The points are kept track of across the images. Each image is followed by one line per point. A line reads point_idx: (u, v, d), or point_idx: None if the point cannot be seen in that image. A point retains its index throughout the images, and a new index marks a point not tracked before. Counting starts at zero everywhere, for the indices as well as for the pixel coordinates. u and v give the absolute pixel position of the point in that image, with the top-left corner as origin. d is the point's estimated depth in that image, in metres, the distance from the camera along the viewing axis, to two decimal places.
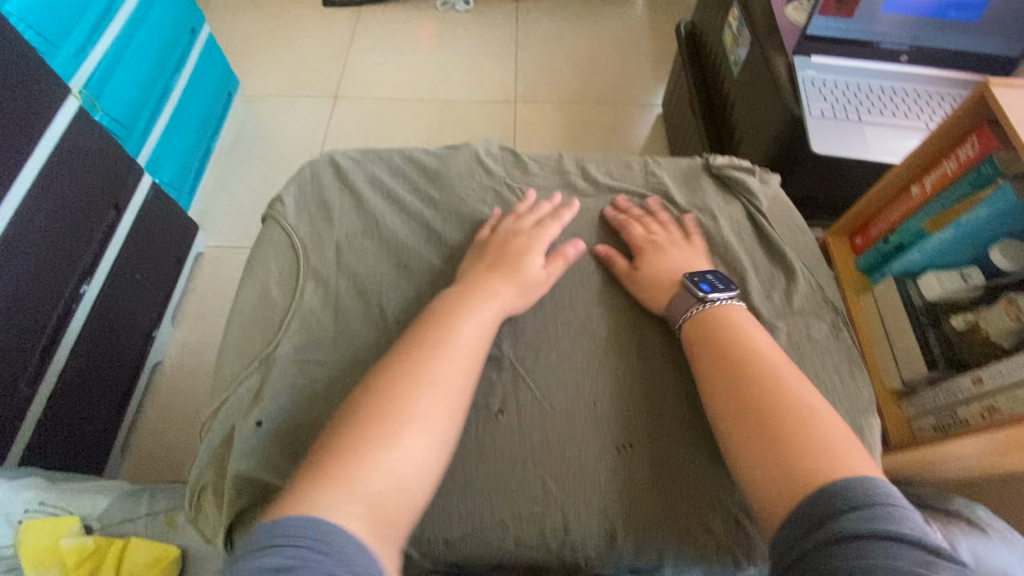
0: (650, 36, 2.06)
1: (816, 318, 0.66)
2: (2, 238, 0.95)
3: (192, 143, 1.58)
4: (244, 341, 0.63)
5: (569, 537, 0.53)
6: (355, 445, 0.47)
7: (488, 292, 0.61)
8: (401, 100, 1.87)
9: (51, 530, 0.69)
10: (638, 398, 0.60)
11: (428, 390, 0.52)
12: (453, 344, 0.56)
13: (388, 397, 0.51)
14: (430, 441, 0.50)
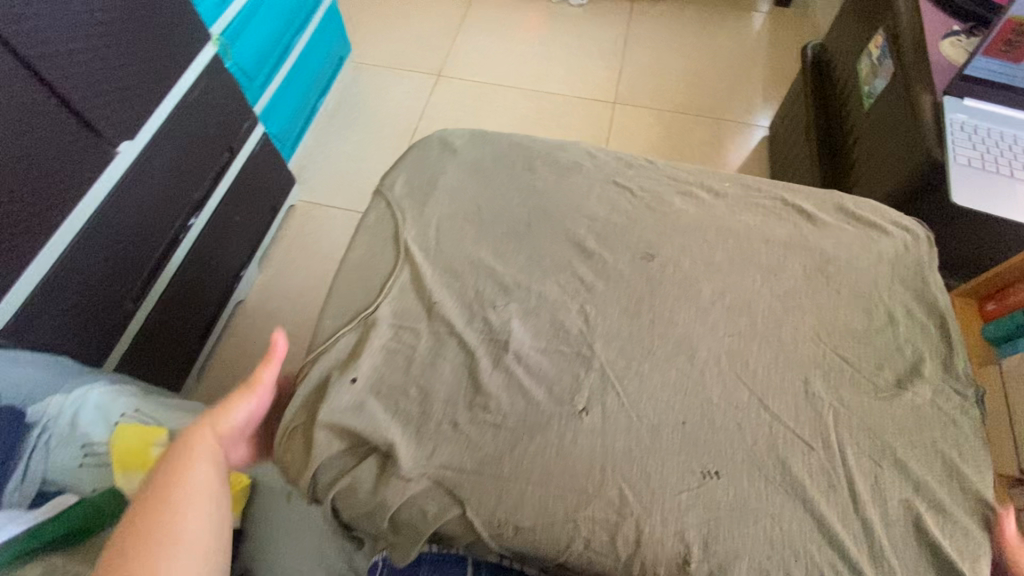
0: (767, 55, 1.96)
1: (948, 383, 0.59)
2: (133, 164, 1.04)
3: (302, 100, 1.65)
4: (346, 296, 0.65)
5: (641, 551, 0.50)
6: None
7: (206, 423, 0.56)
8: (501, 86, 1.88)
9: (142, 437, 0.75)
10: (734, 429, 0.56)
11: (169, 544, 0.46)
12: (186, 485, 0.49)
13: (121, 558, 0.44)
14: None
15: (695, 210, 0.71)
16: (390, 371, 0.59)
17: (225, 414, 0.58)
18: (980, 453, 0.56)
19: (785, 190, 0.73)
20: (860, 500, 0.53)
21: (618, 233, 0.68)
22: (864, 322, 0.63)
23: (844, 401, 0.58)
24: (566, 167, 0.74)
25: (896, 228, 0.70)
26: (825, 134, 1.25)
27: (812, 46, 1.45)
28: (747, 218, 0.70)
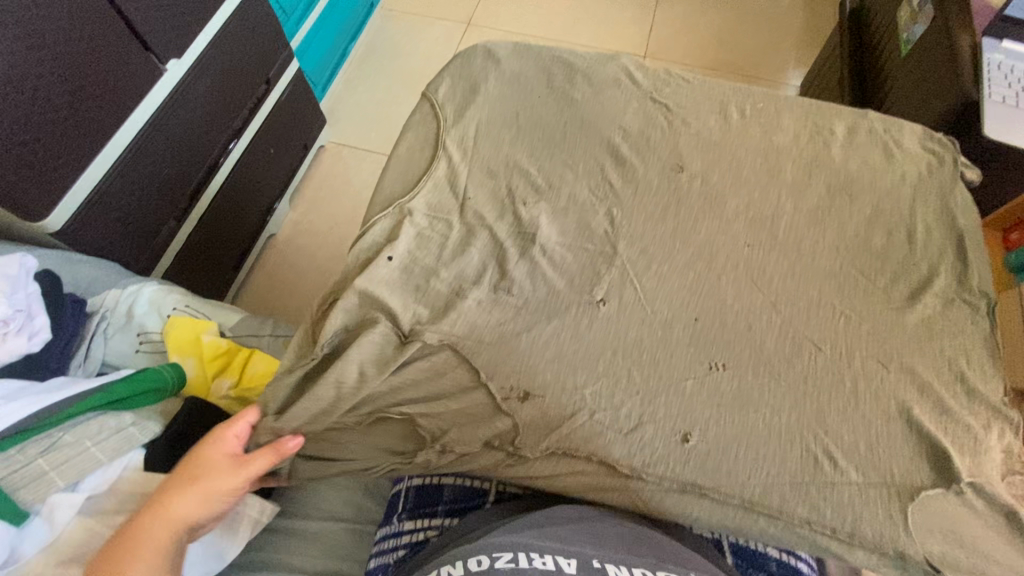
0: (801, 13, 1.93)
1: (954, 298, 0.63)
2: (179, 84, 1.08)
3: (335, 40, 1.67)
4: (387, 193, 0.70)
5: (643, 427, 0.56)
6: None
7: (192, 459, 0.56)
8: (532, 37, 1.88)
9: (194, 326, 0.80)
10: (742, 323, 0.61)
11: None
12: None
13: None
14: None
15: (726, 126, 0.73)
16: (422, 255, 0.66)
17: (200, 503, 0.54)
18: (978, 361, 0.60)
19: (818, 110, 0.75)
20: (856, 389, 0.58)
21: (649, 146, 0.72)
22: (879, 236, 0.66)
23: (849, 303, 0.62)
24: (601, 83, 0.77)
25: (925, 150, 0.71)
26: (858, 83, 1.24)
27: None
28: (780, 137, 0.72)
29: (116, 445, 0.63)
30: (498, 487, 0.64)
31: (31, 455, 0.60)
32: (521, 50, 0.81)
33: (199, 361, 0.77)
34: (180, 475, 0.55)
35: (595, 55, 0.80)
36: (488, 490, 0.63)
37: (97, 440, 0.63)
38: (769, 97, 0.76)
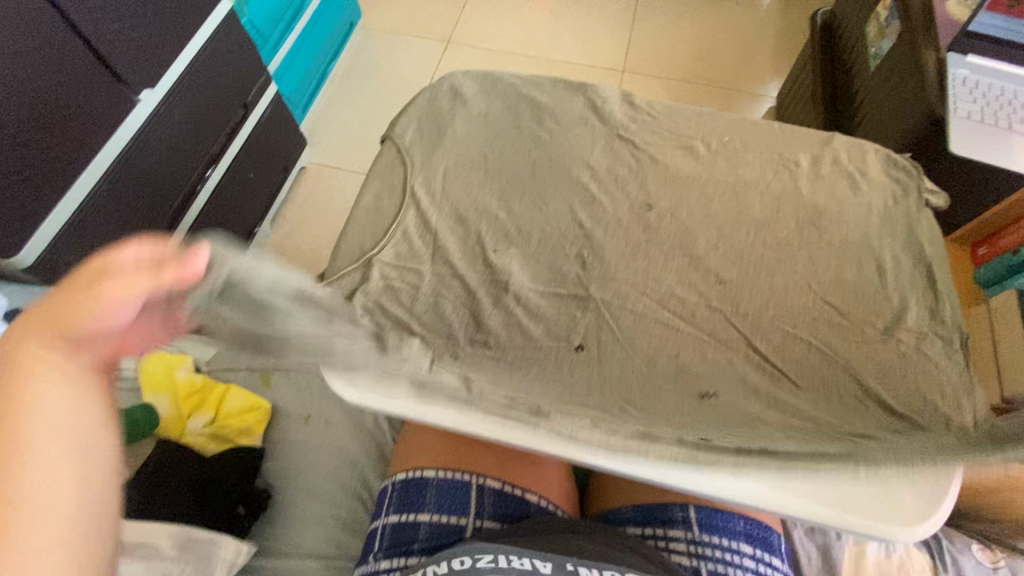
0: (776, 25, 1.95)
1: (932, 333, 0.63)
2: (155, 113, 1.07)
3: (313, 62, 1.67)
4: (358, 238, 0.70)
5: None
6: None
7: (22, 364, 0.48)
8: (511, 54, 1.89)
9: (167, 364, 0.80)
10: (716, 363, 0.61)
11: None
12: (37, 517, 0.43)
13: None
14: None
15: (695, 158, 0.74)
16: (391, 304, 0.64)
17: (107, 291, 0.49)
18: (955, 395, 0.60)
19: (784, 138, 0.76)
20: None
21: (618, 180, 0.72)
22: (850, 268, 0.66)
23: (820, 337, 0.63)
24: (571, 116, 0.77)
25: (890, 177, 0.72)
26: (832, 97, 1.26)
27: (824, 12, 1.45)
28: (747, 168, 0.73)
29: None
30: (476, 521, 0.66)
31: None
32: (491, 86, 0.82)
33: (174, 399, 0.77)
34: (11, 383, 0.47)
35: (565, 88, 0.80)
36: (466, 525, 0.65)
37: None
38: (736, 126, 0.77)
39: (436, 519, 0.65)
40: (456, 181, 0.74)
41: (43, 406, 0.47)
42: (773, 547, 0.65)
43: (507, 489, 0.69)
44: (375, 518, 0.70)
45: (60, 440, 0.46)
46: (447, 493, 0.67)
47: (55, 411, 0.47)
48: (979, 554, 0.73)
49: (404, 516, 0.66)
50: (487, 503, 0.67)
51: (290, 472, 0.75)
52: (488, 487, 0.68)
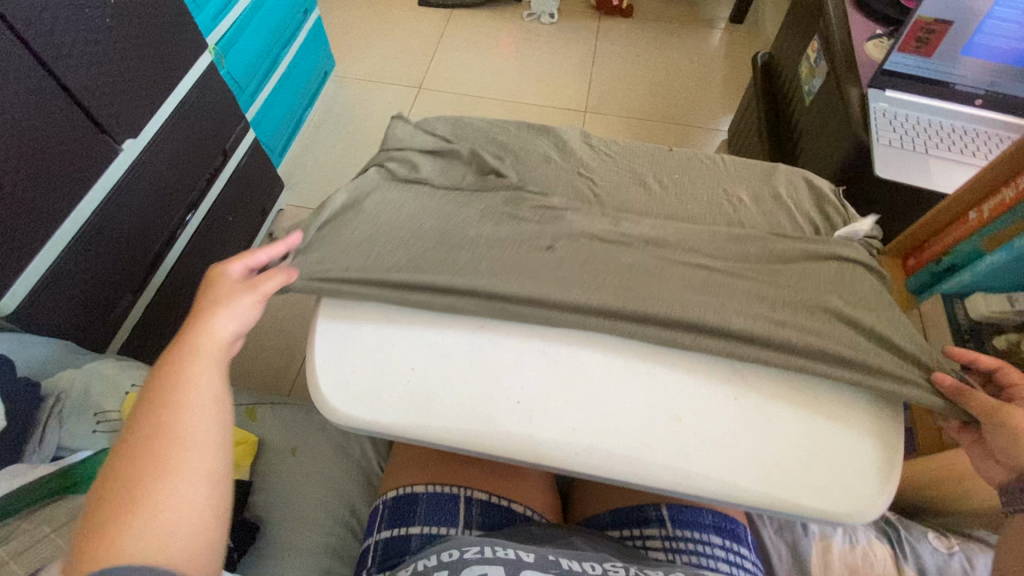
0: (723, 67, 2.12)
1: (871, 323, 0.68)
2: (139, 158, 1.11)
3: (289, 110, 1.73)
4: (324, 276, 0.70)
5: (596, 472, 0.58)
6: (130, 491, 0.44)
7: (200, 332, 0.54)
8: (480, 96, 2.00)
9: None
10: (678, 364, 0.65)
11: (178, 448, 0.47)
12: (191, 392, 0.50)
13: (136, 466, 0.45)
14: (196, 492, 0.45)
15: (647, 200, 0.80)
16: (366, 325, 0.65)
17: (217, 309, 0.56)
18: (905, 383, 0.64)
19: (729, 172, 0.83)
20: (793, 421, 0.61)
21: (571, 248, 0.72)
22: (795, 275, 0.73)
23: None
24: (525, 158, 0.84)
25: (821, 214, 0.79)
26: (775, 136, 1.37)
27: (756, 62, 1.57)
28: (696, 205, 0.80)
29: None
30: (465, 532, 0.68)
31: None
32: (442, 159, 0.85)
33: None
34: (180, 361, 0.52)
35: (529, 131, 0.87)
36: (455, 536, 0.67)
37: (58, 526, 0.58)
38: (687, 160, 0.84)
39: (425, 531, 0.67)
40: None
41: (200, 378, 0.51)
42: (740, 537, 0.67)
43: (493, 500, 0.72)
44: (366, 539, 0.71)
45: (215, 395, 0.51)
46: (435, 507, 0.69)
47: (204, 369, 0.52)
48: (934, 541, 0.76)
49: (395, 531, 0.67)
50: (474, 515, 0.69)
51: (274, 505, 0.76)
52: (475, 499, 0.71)
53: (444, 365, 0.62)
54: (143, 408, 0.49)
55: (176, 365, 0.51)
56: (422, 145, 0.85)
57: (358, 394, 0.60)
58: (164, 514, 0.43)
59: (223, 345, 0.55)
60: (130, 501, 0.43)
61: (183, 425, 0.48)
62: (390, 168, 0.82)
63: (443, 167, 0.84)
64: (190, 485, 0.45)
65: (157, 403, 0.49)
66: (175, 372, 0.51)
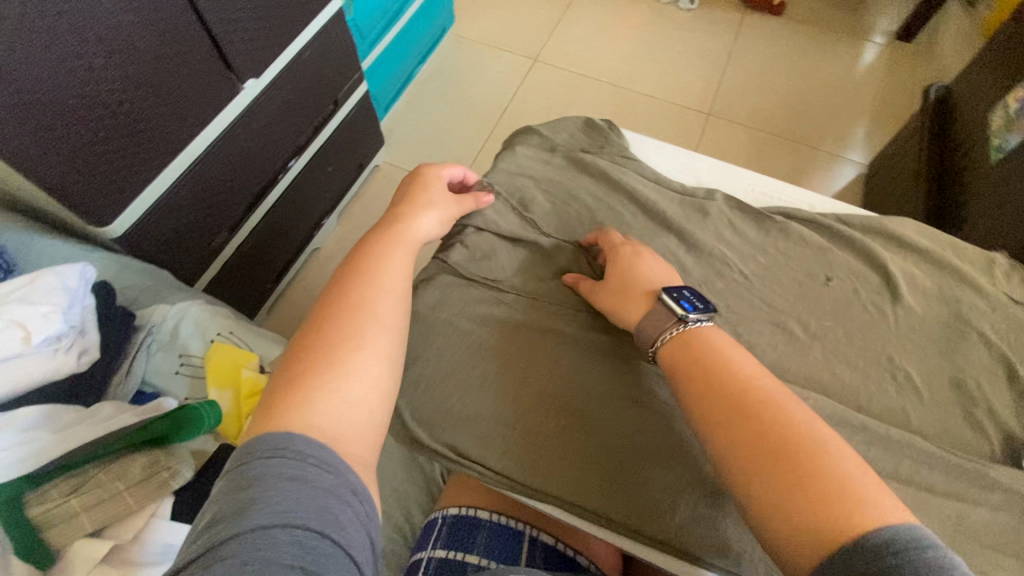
0: (877, 91, 1.86)
1: None
2: (257, 98, 1.09)
3: (402, 64, 1.69)
4: (414, 356, 0.58)
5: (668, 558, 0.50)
6: (324, 353, 0.45)
7: (407, 221, 0.57)
8: (596, 79, 1.87)
9: (233, 359, 0.80)
10: None
11: (366, 312, 0.48)
12: (390, 265, 0.53)
13: (341, 316, 0.48)
14: (375, 364, 0.46)
15: (785, 351, 0.58)
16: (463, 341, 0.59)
17: (414, 215, 0.58)
18: None
19: (906, 338, 0.59)
20: None
21: (664, 409, 0.55)
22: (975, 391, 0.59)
23: None
24: (669, 182, 0.69)
25: (1019, 418, 0.54)
26: (934, 197, 1.21)
27: (929, 128, 1.29)
28: (847, 370, 0.57)
29: (149, 492, 0.60)
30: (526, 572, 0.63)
31: (62, 494, 0.56)
32: (525, 251, 0.64)
33: (235, 396, 0.77)
34: (383, 249, 0.54)
35: (649, 222, 0.65)
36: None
37: (131, 484, 0.59)
38: (845, 302, 0.61)
39: (483, 563, 0.62)
40: (550, 213, 0.66)
41: (391, 273, 0.53)
42: None
43: (558, 548, 0.67)
44: (417, 551, 0.67)
45: (402, 295, 0.52)
46: (498, 540, 0.64)
47: (395, 255, 0.54)
48: None
49: (452, 553, 0.63)
50: (537, 559, 0.64)
51: None
52: (540, 541, 0.66)
53: (524, 479, 0.53)
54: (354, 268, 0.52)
55: (385, 244, 0.55)
56: (503, 230, 0.64)
57: (463, 436, 0.55)
58: (343, 386, 0.43)
59: (415, 241, 0.57)
60: (333, 353, 0.45)
61: (366, 320, 0.48)
62: (457, 261, 0.62)
63: (523, 263, 0.63)
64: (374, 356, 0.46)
65: (350, 287, 0.50)
66: (378, 254, 0.53)
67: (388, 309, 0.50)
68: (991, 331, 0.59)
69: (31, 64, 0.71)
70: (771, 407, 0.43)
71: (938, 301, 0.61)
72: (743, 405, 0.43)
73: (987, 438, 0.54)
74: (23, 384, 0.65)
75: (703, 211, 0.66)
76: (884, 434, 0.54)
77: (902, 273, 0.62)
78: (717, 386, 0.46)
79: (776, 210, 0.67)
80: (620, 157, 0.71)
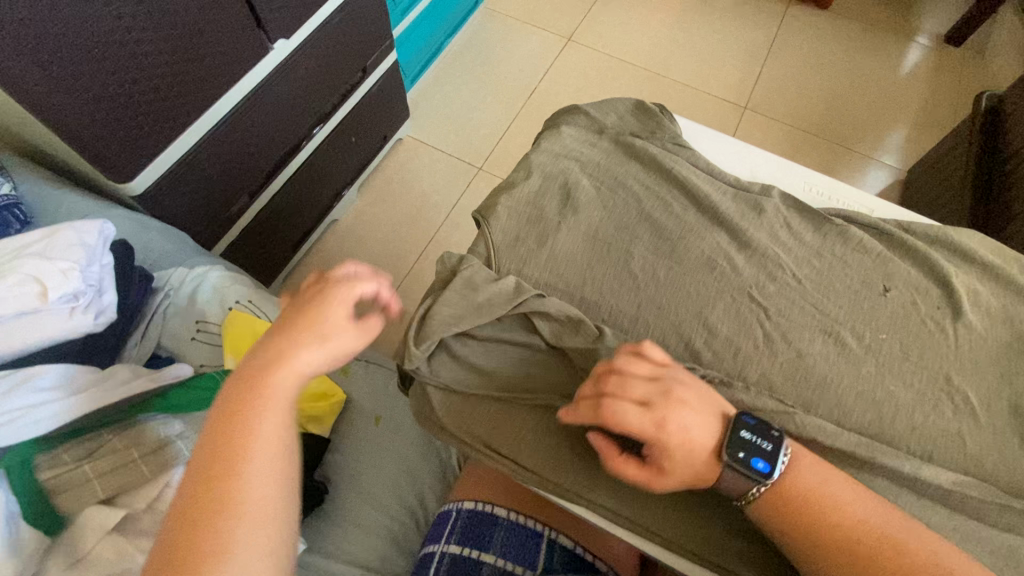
0: (922, 94, 1.79)
1: None
2: (287, 60, 1.06)
3: (433, 35, 1.63)
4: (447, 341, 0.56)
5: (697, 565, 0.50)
6: (174, 573, 0.35)
7: (284, 360, 0.43)
8: (630, 64, 1.81)
9: (251, 326, 0.77)
10: None
11: (230, 509, 0.38)
12: (257, 428, 0.40)
13: (197, 511, 0.37)
14: (251, 575, 0.37)
15: (837, 362, 0.54)
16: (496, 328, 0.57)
17: (310, 345, 0.44)
18: None
19: (967, 358, 0.55)
20: None
21: None
22: None
23: None
24: (721, 175, 0.65)
25: None
26: (982, 209, 1.16)
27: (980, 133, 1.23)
28: (903, 388, 0.54)
29: (161, 462, 0.59)
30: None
31: (75, 459, 0.57)
32: (566, 239, 0.60)
33: None
34: (250, 401, 0.41)
35: (698, 216, 0.61)
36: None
37: (144, 454, 0.58)
38: (903, 315, 0.57)
39: (499, 565, 0.61)
40: (594, 199, 0.62)
41: (263, 432, 0.40)
42: None
43: (577, 551, 0.64)
44: (429, 542, 0.65)
45: (280, 467, 0.40)
46: (514, 541, 0.62)
47: (266, 413, 0.41)
48: None
49: (466, 551, 0.62)
50: (554, 561, 0.62)
51: (348, 469, 0.73)
52: (559, 545, 0.63)
53: (554, 476, 0.52)
54: (213, 436, 0.40)
55: (252, 394, 0.41)
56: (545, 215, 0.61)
57: (491, 428, 0.53)
58: None
59: (297, 383, 0.43)
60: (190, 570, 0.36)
61: (231, 513, 0.37)
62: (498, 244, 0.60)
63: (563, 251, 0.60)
64: (248, 574, 0.36)
65: (197, 485, 0.38)
66: (244, 411, 0.41)
67: (260, 500, 0.39)
68: None
69: (58, 3, 0.68)
70: (885, 544, 0.44)
71: (1002, 320, 0.57)
72: (858, 551, 0.44)
73: None
74: (38, 342, 0.63)
75: (758, 209, 0.62)
76: (937, 459, 0.51)
77: (965, 288, 0.59)
78: (824, 545, 0.44)
79: (834, 212, 0.63)
80: (672, 145, 0.67)
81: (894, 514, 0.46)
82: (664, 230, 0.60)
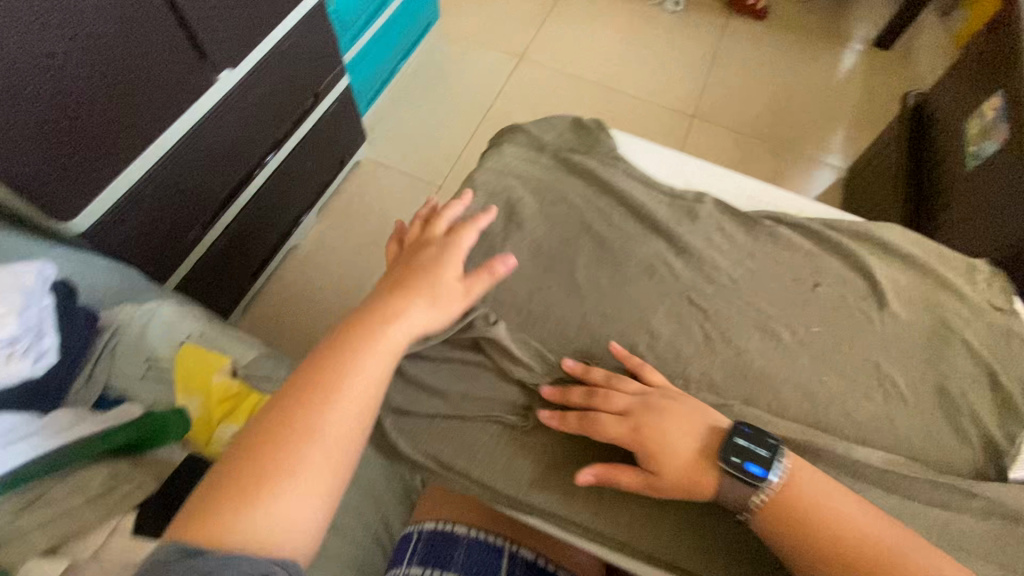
0: (857, 96, 1.89)
1: None
2: (234, 90, 1.06)
3: (386, 58, 1.65)
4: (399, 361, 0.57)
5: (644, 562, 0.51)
6: (252, 473, 0.42)
7: (388, 323, 0.50)
8: (582, 79, 1.86)
9: (203, 360, 0.75)
10: None
11: (310, 436, 0.44)
12: (350, 377, 0.47)
13: (282, 429, 0.44)
14: (312, 492, 0.43)
15: (773, 357, 0.57)
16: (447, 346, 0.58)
17: (418, 309, 0.51)
18: None
19: (891, 345, 0.59)
20: None
21: None
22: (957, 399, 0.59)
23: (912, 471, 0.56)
24: (658, 185, 0.68)
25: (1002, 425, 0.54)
26: (914, 202, 1.22)
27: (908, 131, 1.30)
28: (835, 377, 0.57)
29: (110, 505, 0.58)
30: None
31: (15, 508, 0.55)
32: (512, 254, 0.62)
33: (204, 403, 0.72)
34: (358, 346, 0.48)
35: (637, 224, 0.64)
36: None
37: (92, 496, 0.58)
38: (831, 308, 0.60)
39: None
40: (537, 214, 0.64)
41: (354, 377, 0.47)
42: None
43: (540, 563, 0.64)
44: (391, 566, 0.64)
45: (361, 412, 0.47)
46: (476, 557, 0.62)
47: (360, 366, 0.47)
48: None
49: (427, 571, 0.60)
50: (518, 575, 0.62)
51: None
52: (521, 557, 0.63)
53: (509, 488, 0.52)
54: (316, 370, 0.47)
55: (353, 348, 0.48)
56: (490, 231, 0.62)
57: (446, 446, 0.54)
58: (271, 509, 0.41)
59: (395, 346, 0.50)
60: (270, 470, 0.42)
61: (310, 438, 0.44)
62: None
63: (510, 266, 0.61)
64: (306, 494, 0.43)
65: (288, 405, 0.45)
66: (345, 353, 0.48)
67: (338, 435, 0.45)
68: (974, 338, 0.59)
69: None
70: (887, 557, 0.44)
71: (923, 306, 0.61)
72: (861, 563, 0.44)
73: (970, 447, 0.54)
74: None
75: (692, 215, 0.65)
76: (870, 442, 0.53)
77: (887, 279, 0.62)
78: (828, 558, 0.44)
79: (764, 214, 0.67)
80: (610, 157, 0.69)
81: (891, 524, 0.46)
82: (605, 240, 0.63)
